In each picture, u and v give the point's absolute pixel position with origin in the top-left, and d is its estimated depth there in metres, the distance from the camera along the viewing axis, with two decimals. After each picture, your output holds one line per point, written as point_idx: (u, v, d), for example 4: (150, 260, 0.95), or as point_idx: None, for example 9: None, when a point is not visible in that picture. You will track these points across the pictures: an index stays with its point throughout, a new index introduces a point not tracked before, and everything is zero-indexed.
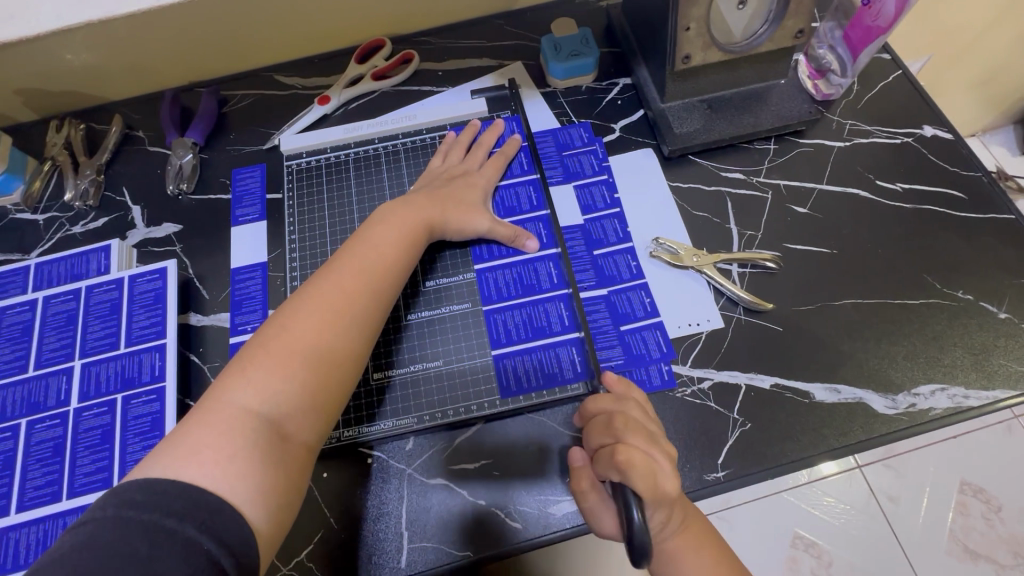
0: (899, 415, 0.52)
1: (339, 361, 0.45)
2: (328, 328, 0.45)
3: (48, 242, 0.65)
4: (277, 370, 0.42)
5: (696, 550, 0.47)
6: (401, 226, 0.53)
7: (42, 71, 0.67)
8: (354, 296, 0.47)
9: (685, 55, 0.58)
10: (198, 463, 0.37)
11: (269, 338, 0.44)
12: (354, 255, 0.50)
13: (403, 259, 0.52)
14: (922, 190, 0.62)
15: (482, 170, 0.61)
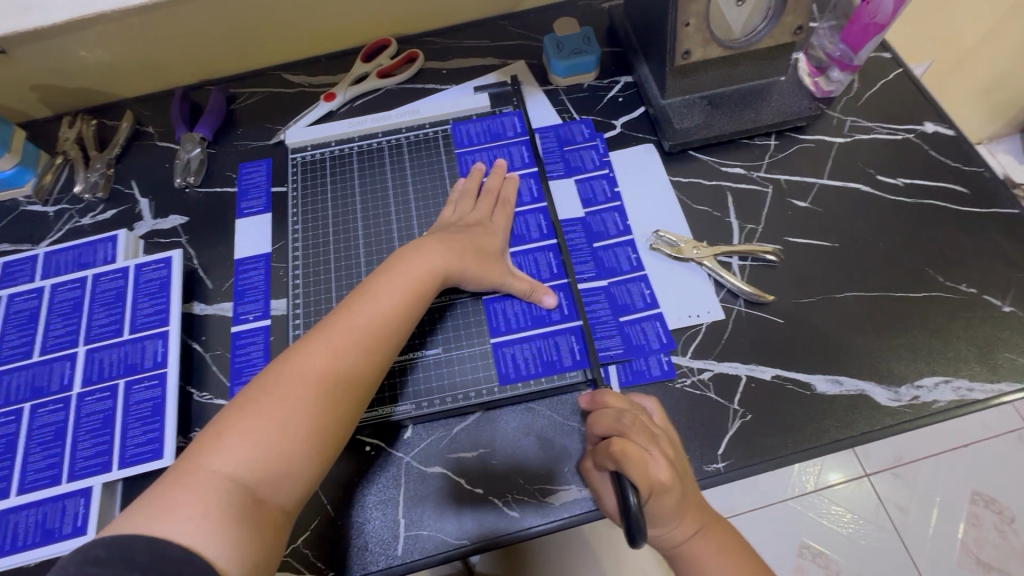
0: (902, 407, 0.52)
1: (327, 426, 0.43)
2: (318, 390, 0.43)
3: (58, 232, 0.66)
4: (263, 432, 0.41)
5: (719, 552, 0.47)
6: (404, 277, 0.50)
7: (58, 67, 0.69)
8: (348, 353, 0.45)
9: (685, 50, 0.59)
10: (175, 518, 0.36)
11: (256, 397, 0.42)
12: (354, 307, 0.47)
13: (407, 312, 0.49)
14: (924, 185, 0.62)
15: (493, 219, 0.58)
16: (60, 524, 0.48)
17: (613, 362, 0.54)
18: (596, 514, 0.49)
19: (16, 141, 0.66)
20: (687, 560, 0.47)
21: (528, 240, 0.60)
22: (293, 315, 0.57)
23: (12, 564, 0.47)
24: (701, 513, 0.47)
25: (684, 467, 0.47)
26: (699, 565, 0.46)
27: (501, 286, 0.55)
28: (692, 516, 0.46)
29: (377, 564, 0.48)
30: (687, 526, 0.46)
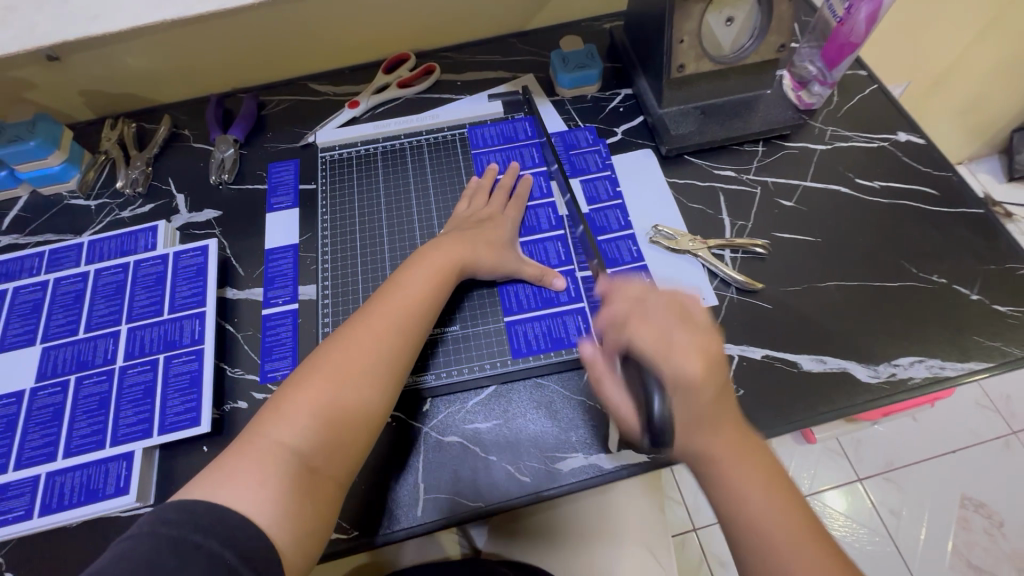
0: (880, 383, 0.57)
1: (371, 400, 0.48)
2: (361, 368, 0.48)
3: (99, 224, 0.71)
4: (314, 405, 0.46)
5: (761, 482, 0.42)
6: (429, 274, 0.56)
7: (104, 74, 0.75)
8: (385, 336, 0.50)
9: (680, 64, 0.66)
10: (234, 486, 0.41)
11: (306, 376, 0.48)
12: (384, 301, 0.53)
13: (433, 301, 0.55)
14: (898, 187, 0.68)
15: (506, 214, 0.64)
16: (103, 485, 0.52)
17: None
18: (602, 479, 0.53)
19: (65, 140, 0.72)
20: (726, 493, 0.42)
21: (538, 231, 0.65)
22: (322, 296, 0.62)
23: (59, 521, 0.51)
24: (735, 432, 0.43)
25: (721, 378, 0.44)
26: (739, 494, 0.42)
27: (513, 272, 0.60)
28: (723, 435, 0.43)
29: (399, 523, 0.52)
30: (721, 441, 0.43)
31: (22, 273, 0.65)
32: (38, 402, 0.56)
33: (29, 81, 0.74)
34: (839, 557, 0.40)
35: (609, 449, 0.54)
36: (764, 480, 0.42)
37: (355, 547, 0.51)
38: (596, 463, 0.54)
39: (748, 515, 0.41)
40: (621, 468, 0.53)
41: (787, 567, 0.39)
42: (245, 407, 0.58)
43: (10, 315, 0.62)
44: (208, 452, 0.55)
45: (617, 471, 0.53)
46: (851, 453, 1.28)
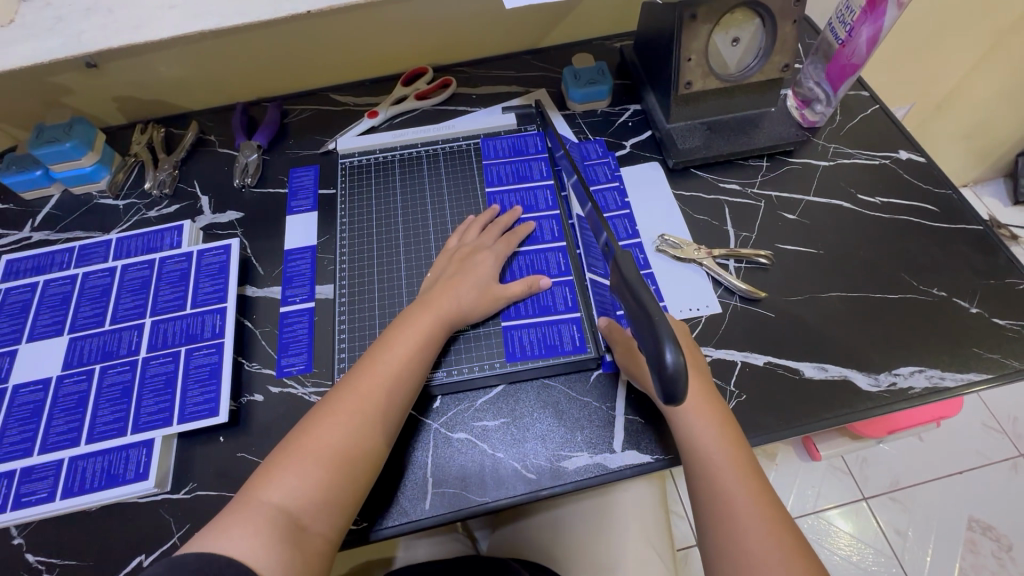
0: (881, 392, 0.58)
1: (357, 462, 0.48)
2: (347, 430, 0.49)
3: (126, 223, 0.74)
4: (303, 466, 0.47)
5: (740, 474, 0.48)
6: (419, 327, 0.56)
7: (138, 81, 0.79)
8: (371, 395, 0.51)
9: (687, 82, 0.69)
10: (232, 538, 0.42)
11: (296, 439, 0.49)
12: (378, 356, 0.54)
13: (423, 356, 0.55)
14: (899, 203, 0.70)
15: (492, 248, 0.63)
16: (124, 471, 0.54)
17: None
18: (607, 478, 0.54)
19: (99, 143, 0.75)
20: (686, 439, 0.51)
21: (539, 240, 0.66)
22: (339, 296, 0.64)
23: (79, 504, 0.53)
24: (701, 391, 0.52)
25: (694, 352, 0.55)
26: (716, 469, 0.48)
27: (504, 297, 0.61)
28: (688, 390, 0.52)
29: (407, 515, 0.53)
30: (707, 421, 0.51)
31: (52, 267, 0.67)
32: (64, 390, 0.59)
33: (67, 86, 0.78)
34: (774, 502, 0.47)
35: (613, 450, 0.56)
36: (740, 469, 0.48)
37: (363, 536, 0.53)
38: (600, 462, 0.55)
39: (719, 493, 0.47)
40: (624, 468, 0.55)
41: (732, 500, 0.47)
42: (261, 400, 0.60)
43: (39, 307, 0.64)
44: (225, 442, 0.57)
45: (621, 471, 0.54)
46: (857, 473, 1.27)
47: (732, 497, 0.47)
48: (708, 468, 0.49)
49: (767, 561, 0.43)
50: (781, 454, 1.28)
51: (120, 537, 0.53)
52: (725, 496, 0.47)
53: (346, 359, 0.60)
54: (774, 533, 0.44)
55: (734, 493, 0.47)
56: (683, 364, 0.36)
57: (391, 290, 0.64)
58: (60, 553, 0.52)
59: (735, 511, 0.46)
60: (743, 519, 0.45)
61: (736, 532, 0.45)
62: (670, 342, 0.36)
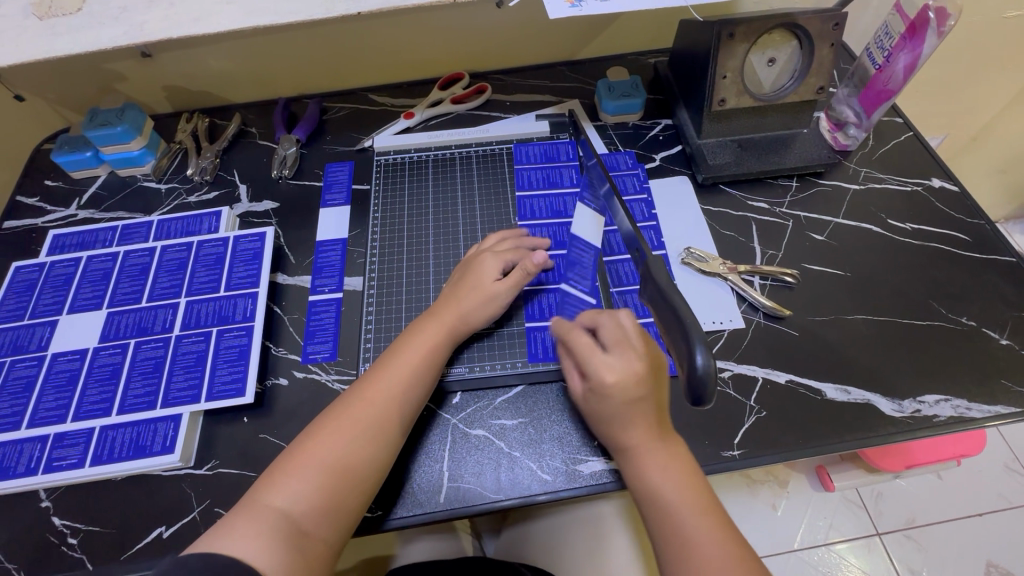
0: (905, 418, 0.57)
1: (362, 467, 0.49)
2: (352, 437, 0.49)
3: (167, 206, 0.77)
4: (306, 470, 0.47)
5: (705, 520, 0.47)
6: (426, 340, 0.56)
7: (188, 72, 0.83)
8: (376, 403, 0.52)
9: (721, 99, 0.70)
10: (234, 536, 0.43)
11: (302, 443, 0.49)
12: (384, 366, 0.55)
13: (429, 367, 0.55)
14: (930, 230, 0.70)
15: (494, 253, 0.62)
16: (151, 443, 0.55)
17: None
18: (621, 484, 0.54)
19: (147, 129, 0.78)
20: (639, 479, 0.50)
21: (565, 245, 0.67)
22: (368, 288, 0.66)
23: (107, 473, 0.54)
24: (654, 428, 0.50)
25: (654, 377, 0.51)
26: (678, 517, 0.47)
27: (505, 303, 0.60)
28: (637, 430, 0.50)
29: (422, 507, 0.54)
30: (669, 468, 0.49)
31: (96, 244, 0.70)
32: (99, 361, 0.61)
33: (121, 73, 0.81)
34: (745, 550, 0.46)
35: None
36: (706, 518, 0.47)
37: (374, 525, 0.53)
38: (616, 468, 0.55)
39: (683, 542, 0.46)
40: None
41: (690, 542, 0.46)
42: (285, 384, 0.61)
43: (81, 281, 0.67)
44: (249, 423, 0.58)
45: None
46: (871, 507, 1.24)
47: (698, 545, 0.45)
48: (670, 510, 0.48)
49: None
50: (794, 483, 1.26)
51: (143, 507, 0.54)
52: (681, 537, 0.46)
53: (371, 349, 0.62)
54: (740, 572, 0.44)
55: (691, 532, 0.46)
56: (711, 368, 0.36)
57: (419, 285, 0.66)
58: (84, 518, 0.54)
59: (701, 560, 0.45)
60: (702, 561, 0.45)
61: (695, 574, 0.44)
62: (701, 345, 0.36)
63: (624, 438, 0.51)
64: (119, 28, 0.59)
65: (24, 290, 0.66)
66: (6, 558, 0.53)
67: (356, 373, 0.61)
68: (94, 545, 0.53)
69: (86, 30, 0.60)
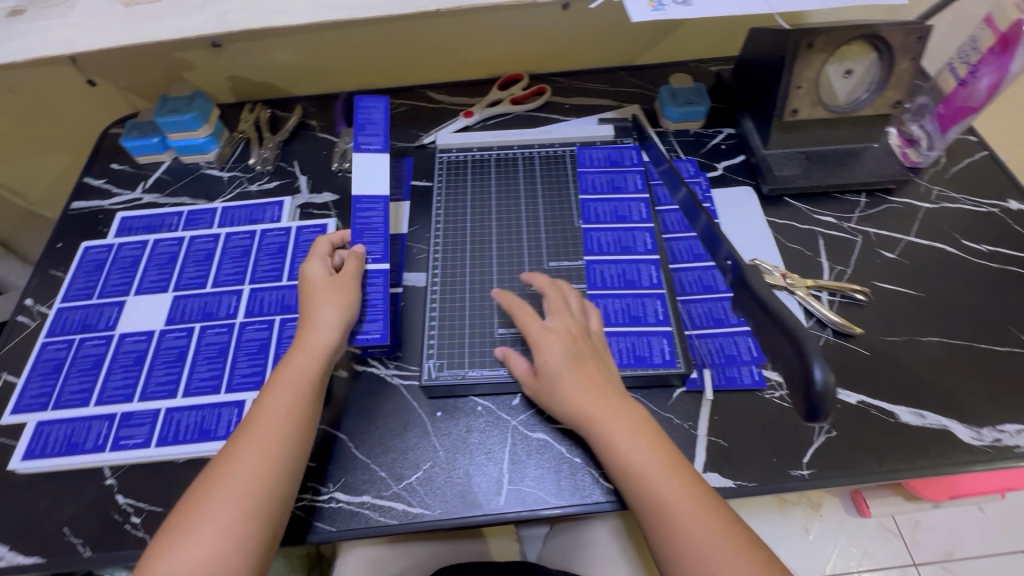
0: (983, 447, 0.55)
1: (251, 520, 0.46)
2: (234, 491, 0.46)
3: (229, 194, 0.77)
4: (192, 533, 0.44)
5: (664, 474, 0.47)
6: (295, 374, 0.53)
7: (255, 64, 0.84)
8: (246, 457, 0.48)
9: (793, 109, 0.69)
10: None
11: (188, 505, 0.46)
12: (262, 404, 0.51)
13: (302, 402, 0.52)
14: (1007, 254, 0.67)
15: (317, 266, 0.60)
16: (216, 427, 0.56)
17: (708, 367, 0.59)
18: None
19: (214, 117, 0.79)
20: (605, 445, 0.50)
21: (630, 251, 0.65)
22: (430, 284, 0.65)
23: (172, 454, 0.55)
24: (601, 387, 0.52)
25: (592, 343, 0.55)
26: (641, 473, 0.48)
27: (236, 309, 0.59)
28: (585, 394, 0.52)
29: (482, 509, 0.53)
30: (624, 423, 0.50)
31: (162, 228, 0.71)
32: (165, 343, 0.61)
33: (190, 62, 0.83)
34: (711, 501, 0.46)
35: None
36: (669, 471, 0.48)
37: (421, 522, 0.52)
38: None
39: (651, 498, 0.47)
40: None
41: (659, 498, 0.46)
42: (345, 376, 0.61)
43: (147, 263, 0.68)
44: None
45: None
46: (908, 536, 1.21)
47: (666, 500, 0.46)
48: (633, 469, 0.48)
49: (714, 552, 0.44)
50: (828, 506, 1.22)
51: None
52: (651, 496, 0.47)
53: (434, 345, 0.60)
54: (709, 521, 0.45)
55: (664, 492, 0.47)
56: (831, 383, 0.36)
57: (483, 283, 0.65)
58: (149, 498, 0.54)
59: (670, 513, 0.46)
60: (677, 515, 0.45)
61: (672, 528, 0.45)
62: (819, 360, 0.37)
63: (579, 404, 0.51)
64: (205, 16, 0.61)
65: (94, 269, 0.68)
66: (71, 533, 0.53)
67: (417, 370, 0.61)
68: (158, 525, 0.53)
69: (172, 18, 0.61)
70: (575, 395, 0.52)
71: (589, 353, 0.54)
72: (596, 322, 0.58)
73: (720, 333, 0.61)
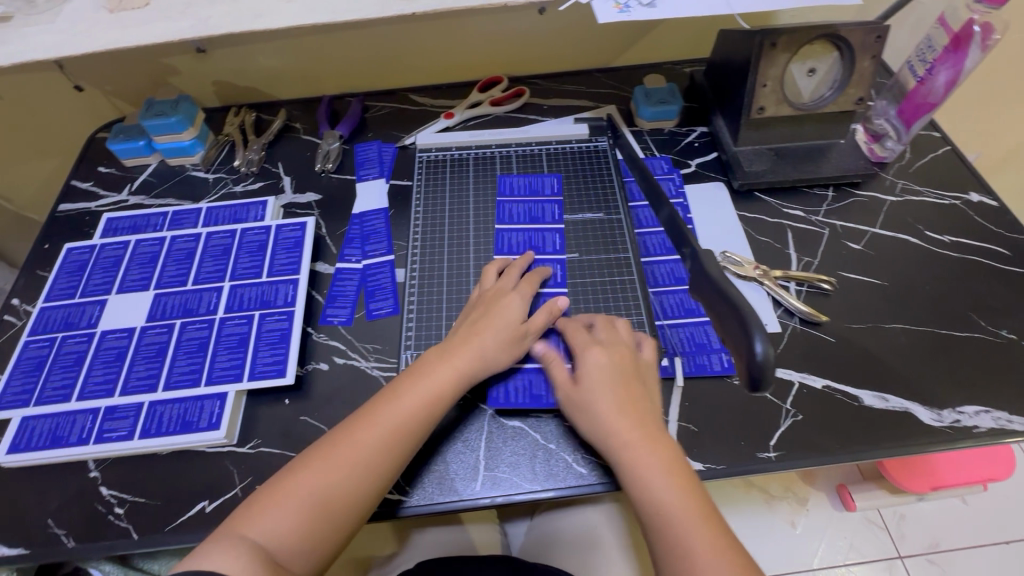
0: (944, 428, 0.57)
1: (341, 508, 0.46)
2: (340, 477, 0.46)
3: (214, 195, 0.79)
4: (290, 502, 0.45)
5: (698, 523, 0.45)
6: (432, 382, 0.53)
7: (239, 68, 0.86)
8: (364, 445, 0.48)
9: (760, 107, 0.71)
10: (209, 554, 0.41)
11: (288, 473, 0.47)
12: (389, 399, 0.51)
13: (431, 413, 0.52)
14: (969, 244, 0.70)
15: (518, 291, 0.60)
16: (197, 419, 0.57)
17: (678, 355, 0.61)
18: None
19: (199, 121, 0.81)
20: (637, 480, 0.48)
21: (598, 248, 0.68)
22: (409, 278, 0.67)
23: (153, 446, 0.56)
24: (643, 419, 0.51)
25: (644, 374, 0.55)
26: (671, 518, 0.46)
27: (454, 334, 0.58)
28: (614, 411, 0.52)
29: (459, 494, 0.54)
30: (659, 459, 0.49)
31: (147, 228, 0.73)
32: (146, 339, 0.62)
33: (175, 67, 0.85)
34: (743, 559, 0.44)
35: None
36: (701, 520, 0.45)
37: (396, 508, 0.54)
38: None
39: (679, 545, 0.44)
40: None
41: (691, 547, 0.44)
42: (326, 369, 0.62)
43: (130, 263, 0.69)
44: (290, 404, 0.60)
45: None
46: (893, 528, 1.22)
47: (693, 549, 0.44)
48: (659, 511, 0.46)
49: None
50: (814, 500, 1.24)
51: (188, 481, 0.56)
52: (680, 541, 0.44)
53: (412, 337, 0.62)
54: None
55: (693, 539, 0.44)
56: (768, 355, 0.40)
57: (461, 276, 0.67)
58: (131, 489, 0.55)
59: (696, 566, 0.43)
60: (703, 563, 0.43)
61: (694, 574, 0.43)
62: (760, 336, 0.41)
63: (619, 429, 0.51)
64: (189, 21, 0.63)
65: (76, 269, 0.69)
66: (55, 524, 0.54)
67: (396, 362, 0.62)
68: (140, 515, 0.54)
69: (155, 22, 0.63)
70: (614, 417, 0.51)
71: (636, 377, 0.54)
72: (648, 352, 0.57)
73: (692, 321, 0.63)
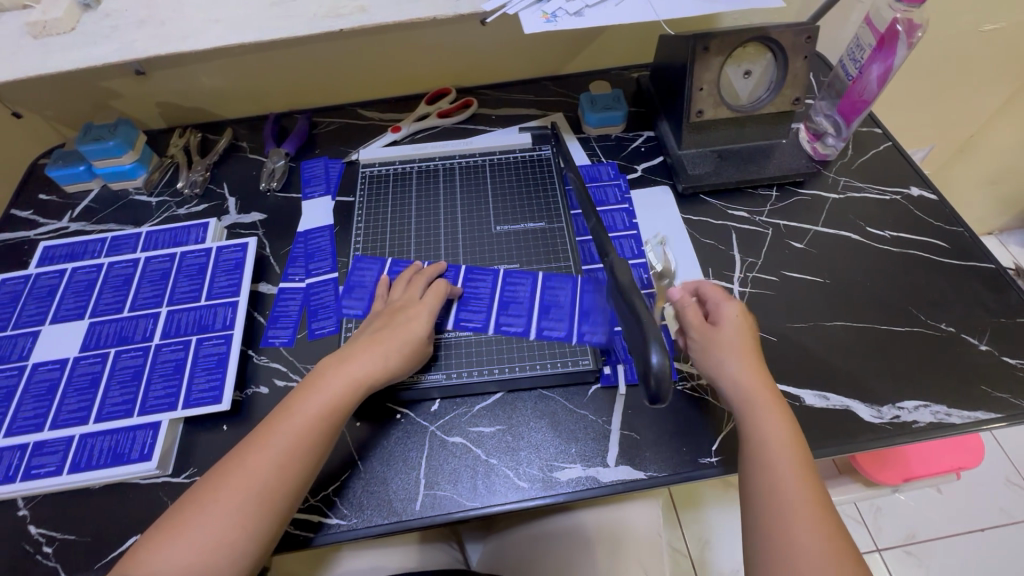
0: (884, 424, 0.57)
1: (240, 537, 0.45)
2: (234, 504, 0.46)
3: (157, 218, 0.78)
4: (187, 534, 0.44)
5: (807, 512, 0.44)
6: (323, 396, 0.52)
7: (182, 89, 0.85)
8: (257, 468, 0.47)
9: (698, 110, 0.71)
10: None
11: (186, 504, 0.46)
12: (282, 418, 0.50)
13: (328, 426, 0.51)
14: (909, 238, 0.70)
15: (425, 302, 0.60)
16: (128, 451, 0.55)
17: (621, 363, 0.61)
18: (598, 491, 0.54)
19: (139, 143, 0.80)
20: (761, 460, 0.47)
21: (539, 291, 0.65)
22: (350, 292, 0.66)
23: (83, 480, 0.54)
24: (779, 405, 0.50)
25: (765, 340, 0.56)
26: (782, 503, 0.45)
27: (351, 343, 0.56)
28: (758, 379, 0.52)
29: (399, 515, 0.53)
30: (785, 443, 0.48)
31: (84, 255, 0.71)
32: (79, 370, 0.61)
33: (116, 91, 0.84)
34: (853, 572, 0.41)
35: (607, 463, 0.55)
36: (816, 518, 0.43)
37: (334, 533, 0.53)
38: (593, 476, 0.55)
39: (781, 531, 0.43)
40: (618, 483, 0.54)
41: (791, 534, 0.43)
42: (266, 392, 0.61)
43: (65, 292, 0.68)
44: (228, 430, 0.59)
45: (614, 486, 0.54)
46: (870, 521, 1.22)
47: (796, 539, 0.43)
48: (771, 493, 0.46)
49: None
50: None
51: (119, 515, 0.54)
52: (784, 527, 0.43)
53: None
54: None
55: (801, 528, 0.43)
56: (664, 365, 0.45)
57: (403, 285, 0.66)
58: (61, 527, 0.54)
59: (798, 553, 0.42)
60: (805, 537, 0.43)
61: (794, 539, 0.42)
62: (655, 346, 0.45)
63: (758, 403, 0.50)
64: (113, 44, 0.62)
65: (9, 301, 0.67)
66: None
67: None
68: (70, 553, 0.53)
69: (77, 47, 0.62)
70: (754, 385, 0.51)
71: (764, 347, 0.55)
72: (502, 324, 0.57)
73: None
